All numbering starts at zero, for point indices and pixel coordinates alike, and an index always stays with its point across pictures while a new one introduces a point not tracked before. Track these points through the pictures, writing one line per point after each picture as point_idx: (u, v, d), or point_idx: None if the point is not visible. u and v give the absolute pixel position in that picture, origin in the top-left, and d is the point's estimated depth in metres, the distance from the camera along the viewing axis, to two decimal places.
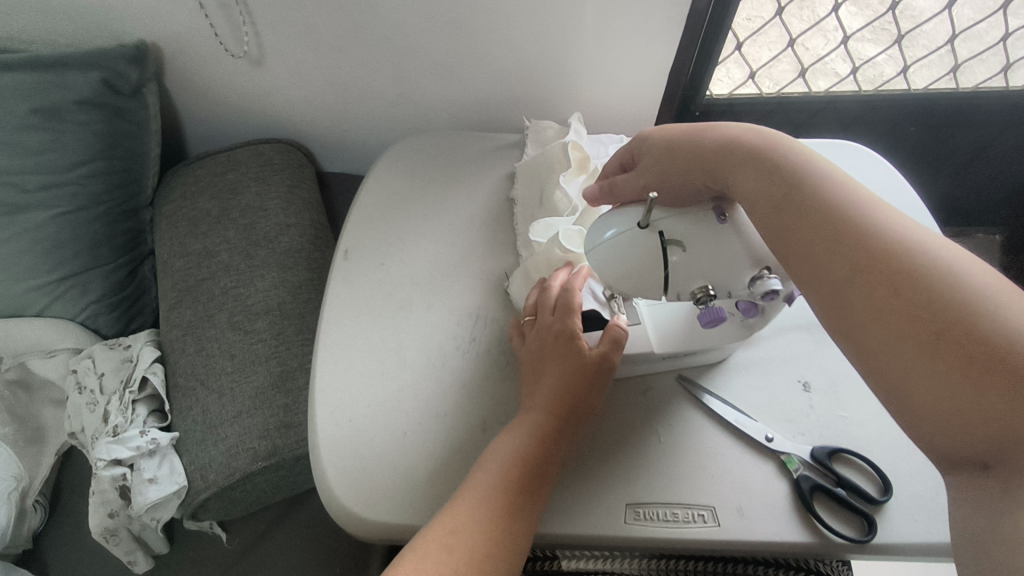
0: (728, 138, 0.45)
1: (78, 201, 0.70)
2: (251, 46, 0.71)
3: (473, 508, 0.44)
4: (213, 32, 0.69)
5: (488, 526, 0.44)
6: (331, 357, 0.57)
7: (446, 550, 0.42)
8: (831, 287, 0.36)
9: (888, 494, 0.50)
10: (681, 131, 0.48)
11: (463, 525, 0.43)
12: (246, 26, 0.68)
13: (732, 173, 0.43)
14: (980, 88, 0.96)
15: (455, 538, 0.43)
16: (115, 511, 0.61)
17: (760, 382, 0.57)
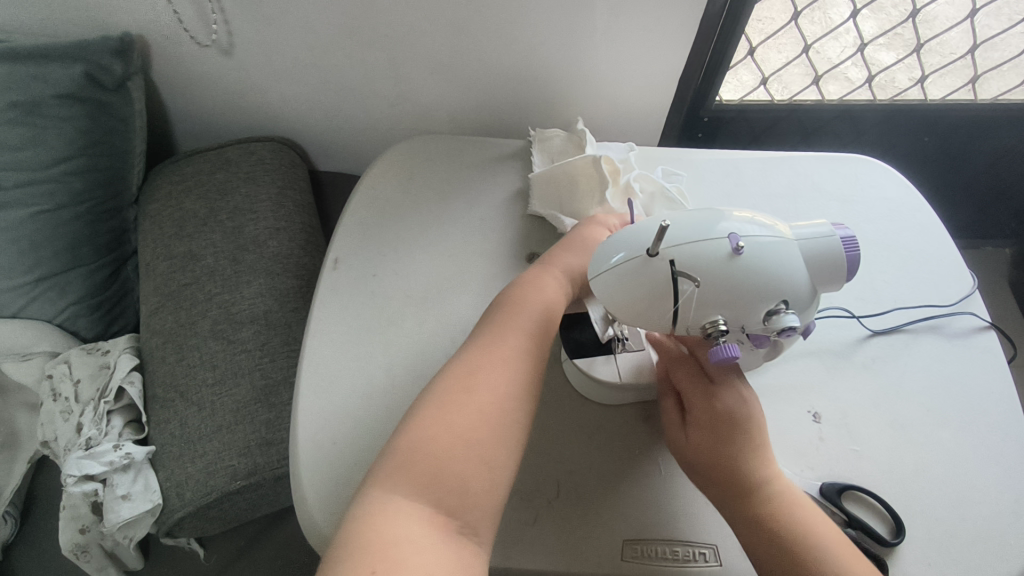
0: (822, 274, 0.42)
1: (57, 199, 0.66)
2: (221, 35, 0.67)
3: (480, 357, 0.45)
4: (182, 26, 0.66)
5: (494, 368, 0.45)
6: (315, 374, 0.54)
7: (464, 394, 0.43)
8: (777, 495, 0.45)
9: (901, 536, 0.48)
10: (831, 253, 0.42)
11: (474, 371, 0.44)
12: (216, 13, 0.64)
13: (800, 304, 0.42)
14: (998, 100, 0.93)
15: (466, 385, 0.43)
16: (87, 527, 0.58)
17: (770, 410, 0.54)
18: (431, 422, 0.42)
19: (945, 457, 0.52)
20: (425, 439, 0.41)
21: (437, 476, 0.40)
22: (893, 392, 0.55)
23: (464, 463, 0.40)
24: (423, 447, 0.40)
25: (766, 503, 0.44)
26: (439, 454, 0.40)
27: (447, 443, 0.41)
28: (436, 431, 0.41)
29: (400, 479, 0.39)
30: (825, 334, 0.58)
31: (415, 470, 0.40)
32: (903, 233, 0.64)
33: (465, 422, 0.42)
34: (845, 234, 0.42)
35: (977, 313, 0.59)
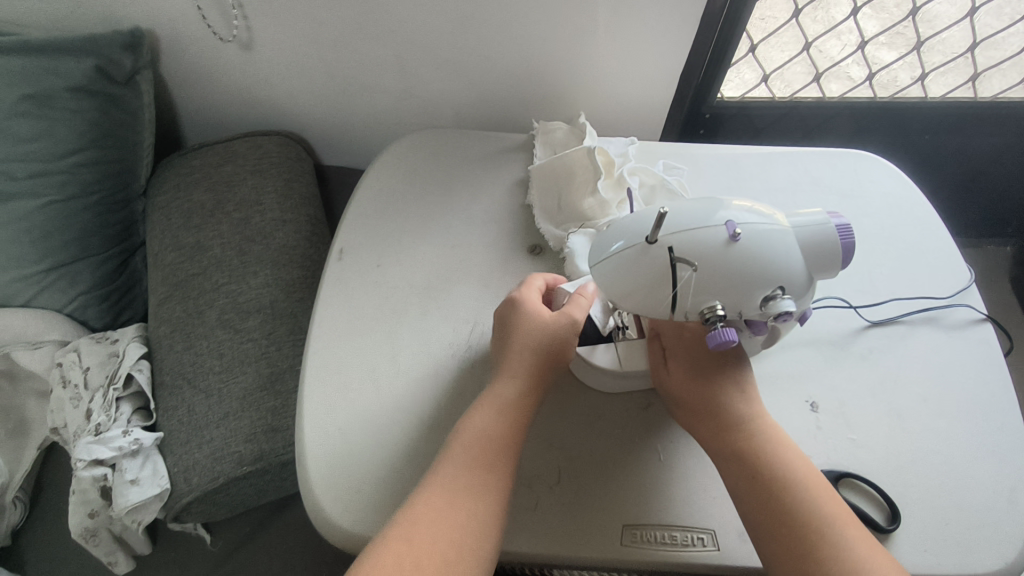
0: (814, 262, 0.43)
1: (67, 191, 0.67)
2: (240, 30, 0.68)
3: (496, 430, 0.46)
4: (203, 20, 0.67)
5: (507, 449, 0.46)
6: (321, 361, 0.55)
7: (478, 473, 0.44)
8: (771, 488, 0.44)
9: (897, 523, 0.48)
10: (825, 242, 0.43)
11: (493, 444, 0.45)
12: (237, 10, 0.66)
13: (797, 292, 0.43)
14: (998, 98, 0.94)
15: (482, 459, 0.45)
16: (96, 511, 0.59)
17: (768, 400, 0.54)
18: (443, 492, 0.43)
19: (941, 446, 0.52)
20: (438, 507, 0.42)
21: (431, 551, 0.40)
22: (890, 382, 0.56)
23: (460, 543, 0.41)
24: (433, 519, 0.41)
25: (762, 497, 0.44)
26: (443, 531, 0.41)
27: (450, 520, 0.42)
28: (444, 505, 0.42)
29: (400, 544, 0.40)
30: (823, 326, 0.59)
31: (419, 539, 0.41)
32: (901, 226, 0.65)
33: (472, 503, 0.43)
34: (839, 222, 0.43)
35: (973, 305, 0.60)
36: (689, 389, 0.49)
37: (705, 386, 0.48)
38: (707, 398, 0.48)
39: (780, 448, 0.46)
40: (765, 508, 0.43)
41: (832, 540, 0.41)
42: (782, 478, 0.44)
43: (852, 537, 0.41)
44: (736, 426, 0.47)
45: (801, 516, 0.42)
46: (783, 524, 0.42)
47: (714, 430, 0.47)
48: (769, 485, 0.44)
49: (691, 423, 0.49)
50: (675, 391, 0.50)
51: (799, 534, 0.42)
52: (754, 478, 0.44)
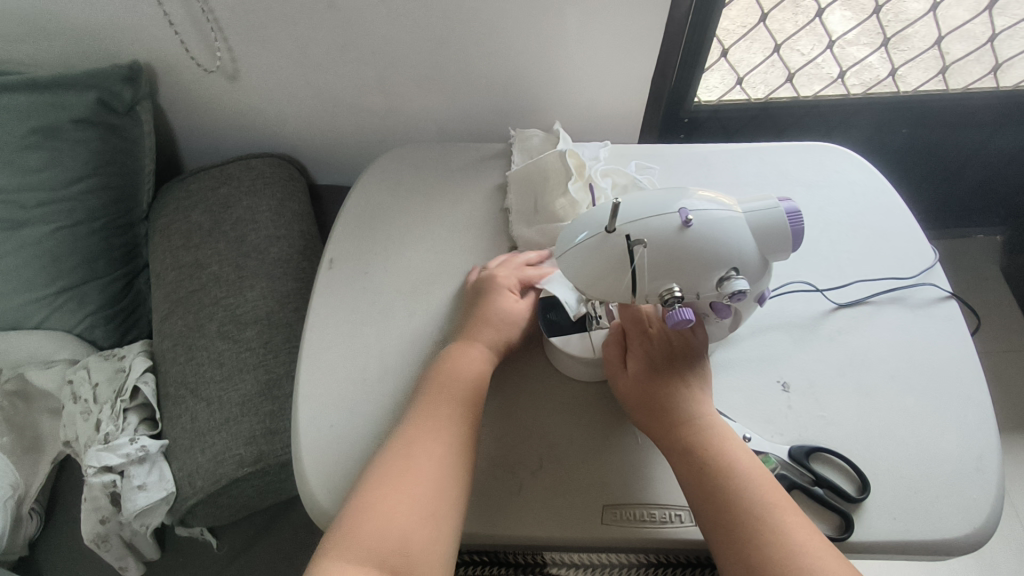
0: (765, 242, 0.45)
1: (75, 216, 0.72)
2: (224, 60, 0.73)
3: (463, 366, 0.53)
4: (189, 54, 0.72)
5: (441, 410, 0.50)
6: (314, 364, 0.58)
7: (439, 414, 0.50)
8: (718, 485, 0.45)
9: (866, 492, 0.50)
10: (776, 225, 0.45)
11: (447, 395, 0.51)
12: (218, 41, 0.70)
13: (753, 275, 0.46)
14: (970, 88, 0.96)
15: (432, 425, 0.49)
16: (107, 518, 0.61)
17: (740, 382, 0.57)
18: (425, 411, 0.50)
19: (909, 418, 0.54)
20: (416, 425, 0.49)
21: (425, 466, 0.47)
22: (857, 361, 0.58)
23: (432, 476, 0.46)
24: (407, 458, 0.47)
25: (710, 495, 0.45)
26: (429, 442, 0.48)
27: (410, 484, 0.46)
28: (432, 423, 0.49)
29: (378, 489, 0.45)
30: (792, 310, 0.61)
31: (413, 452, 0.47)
32: (868, 213, 0.67)
33: (438, 440, 0.48)
34: (789, 207, 0.46)
35: (938, 284, 0.62)
36: (656, 396, 0.50)
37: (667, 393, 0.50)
38: (673, 401, 0.50)
39: (724, 444, 0.48)
40: (718, 510, 0.44)
41: (782, 544, 0.42)
42: (736, 483, 0.45)
43: (806, 541, 0.42)
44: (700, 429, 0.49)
45: (751, 517, 0.44)
46: (733, 526, 0.44)
47: (679, 432, 0.49)
48: (724, 484, 0.45)
49: (653, 427, 0.50)
50: (640, 396, 0.51)
51: (749, 536, 0.43)
52: (701, 476, 0.46)
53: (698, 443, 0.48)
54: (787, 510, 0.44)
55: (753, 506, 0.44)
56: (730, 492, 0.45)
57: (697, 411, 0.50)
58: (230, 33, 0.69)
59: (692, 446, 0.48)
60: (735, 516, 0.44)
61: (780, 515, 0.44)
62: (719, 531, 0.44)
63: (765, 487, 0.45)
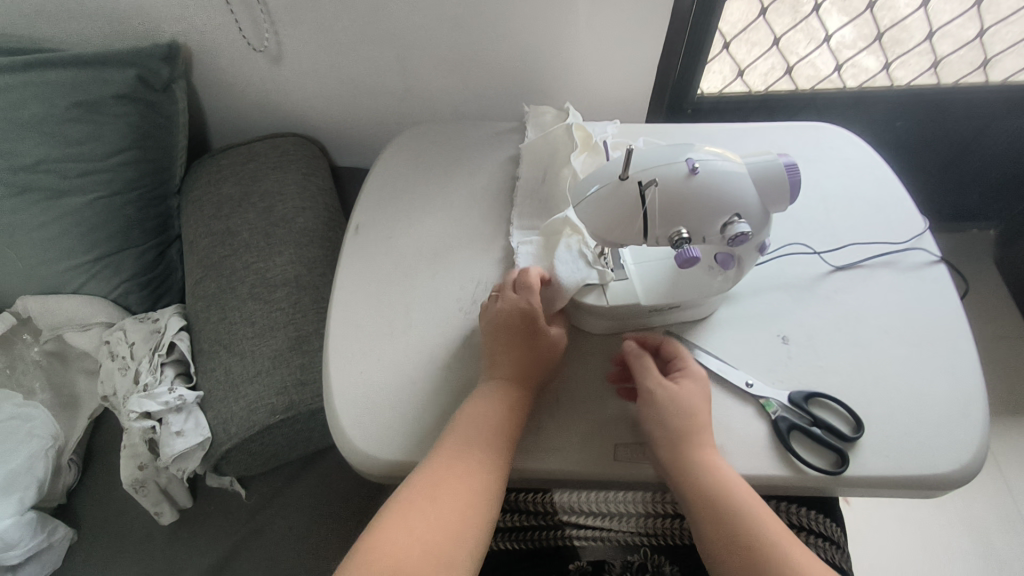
0: (765, 190, 0.49)
1: (113, 186, 0.76)
2: (271, 42, 0.77)
3: (498, 413, 0.53)
4: (241, 34, 0.76)
5: (468, 450, 0.51)
6: (342, 318, 0.62)
7: (464, 455, 0.51)
8: (732, 520, 0.48)
9: (861, 431, 0.54)
10: (777, 177, 0.49)
11: (475, 439, 0.51)
12: (266, 23, 0.75)
13: (754, 221, 0.50)
14: (960, 82, 1.01)
15: (460, 465, 0.50)
16: (144, 464, 0.66)
17: (742, 336, 0.61)
18: (467, 441, 0.51)
19: (901, 369, 0.58)
20: (458, 449, 0.51)
21: (447, 509, 0.48)
22: (851, 317, 0.62)
23: (451, 518, 0.48)
24: (430, 498, 0.48)
25: (725, 525, 0.48)
26: (464, 481, 0.50)
27: (427, 522, 0.47)
28: (473, 460, 0.51)
29: (398, 521, 0.47)
30: (790, 271, 0.65)
31: (450, 484, 0.49)
32: (861, 186, 0.72)
33: (458, 482, 0.50)
34: (786, 161, 0.50)
35: (927, 249, 0.66)
36: (673, 401, 0.53)
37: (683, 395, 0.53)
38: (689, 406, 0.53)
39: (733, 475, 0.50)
40: (729, 542, 0.48)
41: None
42: (748, 518, 0.48)
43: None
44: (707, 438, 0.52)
45: (760, 548, 0.47)
46: (745, 558, 0.47)
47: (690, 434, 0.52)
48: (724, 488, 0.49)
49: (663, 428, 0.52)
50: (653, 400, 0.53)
51: (758, 568, 0.46)
52: (717, 508, 0.49)
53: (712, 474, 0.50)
54: (791, 543, 0.48)
55: (762, 539, 0.47)
56: (743, 525, 0.48)
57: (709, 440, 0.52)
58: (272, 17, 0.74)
59: (707, 477, 0.50)
60: (744, 546, 0.48)
61: (788, 549, 0.47)
62: (731, 560, 0.48)
63: (771, 519, 0.49)
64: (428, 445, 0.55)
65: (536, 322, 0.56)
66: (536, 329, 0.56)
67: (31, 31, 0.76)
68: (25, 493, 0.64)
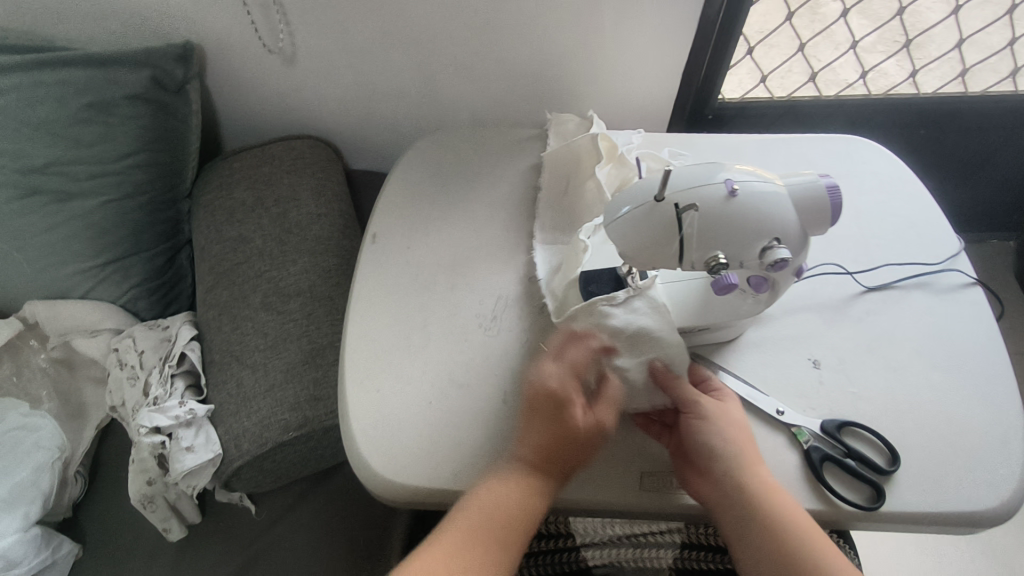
0: (805, 213, 0.47)
1: (124, 189, 0.74)
2: (284, 43, 0.75)
3: (522, 484, 0.49)
4: (257, 36, 0.74)
5: (488, 515, 0.48)
6: (359, 333, 0.60)
7: (485, 521, 0.48)
8: (780, 543, 0.47)
9: (897, 464, 0.52)
10: (818, 200, 0.47)
11: (497, 509, 0.48)
12: (282, 24, 0.73)
13: (794, 246, 0.47)
14: (988, 92, 0.99)
15: (483, 528, 0.48)
16: (153, 479, 0.64)
17: (772, 359, 0.59)
18: (495, 509, 0.48)
19: (937, 396, 0.56)
20: (482, 511, 0.48)
21: (466, 567, 0.47)
22: (886, 341, 0.60)
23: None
24: (448, 560, 0.47)
25: (772, 545, 0.47)
26: (484, 555, 0.48)
27: None
28: (497, 526, 0.48)
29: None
30: (821, 292, 0.63)
31: (469, 554, 0.47)
32: (893, 202, 0.70)
33: (478, 546, 0.48)
34: (828, 182, 0.48)
35: (963, 270, 0.64)
36: (722, 422, 0.50)
37: (730, 409, 0.51)
38: (737, 424, 0.51)
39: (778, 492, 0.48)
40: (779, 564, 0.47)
41: None
42: (798, 540, 0.46)
43: None
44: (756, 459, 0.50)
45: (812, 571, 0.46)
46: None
47: (737, 452, 0.49)
48: (772, 506, 0.47)
49: (715, 443, 0.49)
50: (698, 412, 0.51)
51: None
52: (765, 530, 0.47)
53: (758, 499, 0.48)
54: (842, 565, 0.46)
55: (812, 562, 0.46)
56: (793, 547, 0.46)
57: (750, 458, 0.49)
58: (286, 18, 0.72)
59: (753, 497, 0.48)
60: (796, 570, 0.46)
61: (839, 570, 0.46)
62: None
63: (821, 543, 0.47)
64: (447, 469, 0.53)
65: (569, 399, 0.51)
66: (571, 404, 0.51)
67: (41, 28, 0.74)
68: (30, 507, 0.62)
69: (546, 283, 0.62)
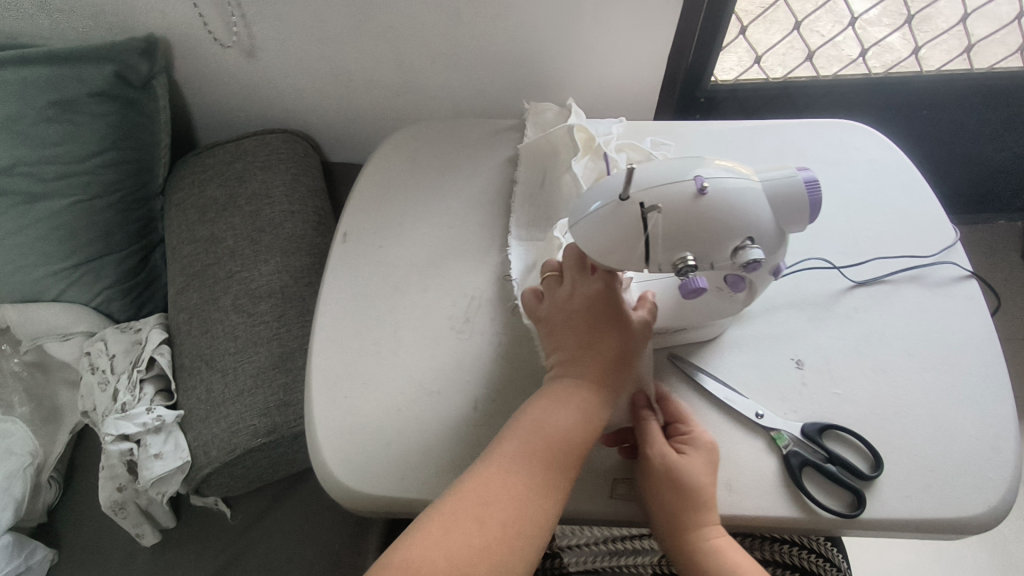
0: (780, 209, 0.44)
1: (92, 190, 0.72)
2: (240, 36, 0.73)
3: (584, 397, 0.48)
4: (202, 23, 0.71)
5: (539, 447, 0.46)
6: (326, 337, 0.58)
7: (535, 444, 0.46)
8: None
9: (880, 470, 0.50)
10: (792, 196, 0.44)
11: (550, 429, 0.46)
12: (235, 15, 0.70)
13: (768, 244, 0.45)
14: (996, 68, 0.94)
15: (538, 454, 0.46)
16: (124, 485, 0.62)
17: (753, 359, 0.57)
18: (552, 430, 0.46)
19: (925, 397, 0.54)
20: (538, 432, 0.46)
21: (508, 503, 0.44)
22: (874, 339, 0.57)
23: (516, 507, 0.44)
24: (491, 492, 0.44)
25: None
26: (542, 478, 0.45)
27: (496, 510, 0.43)
28: (549, 453, 0.46)
29: (454, 516, 0.43)
30: (807, 288, 0.61)
31: (517, 479, 0.45)
32: (886, 190, 0.66)
33: (525, 473, 0.45)
34: (807, 176, 0.45)
35: (958, 262, 0.61)
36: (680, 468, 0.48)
37: (682, 471, 0.48)
38: (688, 485, 0.48)
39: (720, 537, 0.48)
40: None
41: None
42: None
43: None
44: (707, 518, 0.48)
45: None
46: None
47: (683, 515, 0.48)
48: (711, 567, 0.47)
49: (658, 508, 0.49)
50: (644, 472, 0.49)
51: None
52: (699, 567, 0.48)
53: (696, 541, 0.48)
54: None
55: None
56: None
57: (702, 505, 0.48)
58: (238, 10, 0.70)
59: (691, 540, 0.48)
60: None
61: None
62: None
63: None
64: (413, 478, 0.51)
65: (620, 307, 0.50)
66: (620, 316, 0.50)
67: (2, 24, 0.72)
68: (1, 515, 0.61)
69: (522, 281, 0.59)
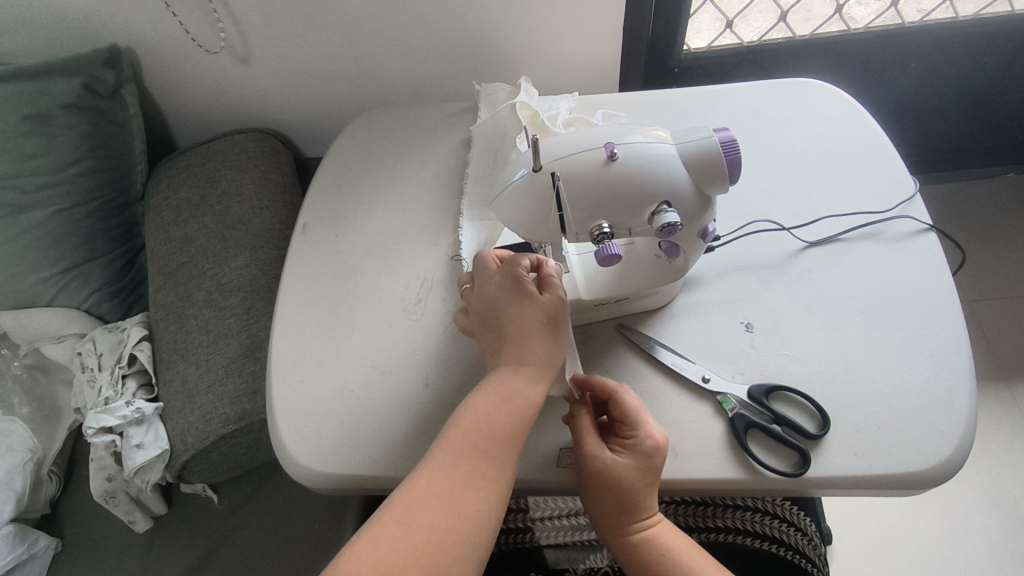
0: (695, 173, 0.44)
1: (72, 198, 0.75)
2: (226, 39, 0.75)
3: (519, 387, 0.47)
4: (190, 37, 0.75)
5: (480, 440, 0.45)
6: (285, 325, 0.61)
7: (476, 438, 0.45)
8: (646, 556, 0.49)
9: (826, 428, 0.50)
10: (708, 159, 0.44)
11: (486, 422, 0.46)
12: (219, 12, 0.71)
13: (685, 208, 0.45)
14: (980, 16, 0.90)
15: (477, 448, 0.45)
16: (112, 475, 0.66)
17: (702, 325, 0.57)
18: (486, 422, 0.46)
19: (877, 353, 0.53)
20: (473, 425, 0.46)
21: (450, 502, 0.43)
22: (826, 298, 0.56)
23: (460, 505, 0.43)
24: (434, 492, 0.43)
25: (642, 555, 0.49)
26: (484, 468, 0.44)
27: (437, 512, 0.42)
28: (490, 445, 0.45)
29: (394, 523, 0.41)
30: (758, 251, 0.60)
31: (459, 475, 0.44)
32: (845, 147, 0.65)
33: (467, 470, 0.44)
34: (724, 137, 0.44)
35: (917, 217, 0.59)
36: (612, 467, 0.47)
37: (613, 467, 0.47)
38: (619, 487, 0.47)
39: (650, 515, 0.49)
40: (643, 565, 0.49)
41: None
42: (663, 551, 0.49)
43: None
44: (640, 511, 0.49)
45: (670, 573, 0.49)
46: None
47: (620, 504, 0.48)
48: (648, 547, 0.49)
49: (593, 504, 0.50)
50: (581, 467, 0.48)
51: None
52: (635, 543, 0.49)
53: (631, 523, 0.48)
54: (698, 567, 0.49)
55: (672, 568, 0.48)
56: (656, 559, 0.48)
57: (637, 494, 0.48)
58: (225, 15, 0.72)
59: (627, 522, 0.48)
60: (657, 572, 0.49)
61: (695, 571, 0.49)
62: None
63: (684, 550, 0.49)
64: (365, 456, 0.52)
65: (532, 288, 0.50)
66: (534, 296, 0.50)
67: None
68: None
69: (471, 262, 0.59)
